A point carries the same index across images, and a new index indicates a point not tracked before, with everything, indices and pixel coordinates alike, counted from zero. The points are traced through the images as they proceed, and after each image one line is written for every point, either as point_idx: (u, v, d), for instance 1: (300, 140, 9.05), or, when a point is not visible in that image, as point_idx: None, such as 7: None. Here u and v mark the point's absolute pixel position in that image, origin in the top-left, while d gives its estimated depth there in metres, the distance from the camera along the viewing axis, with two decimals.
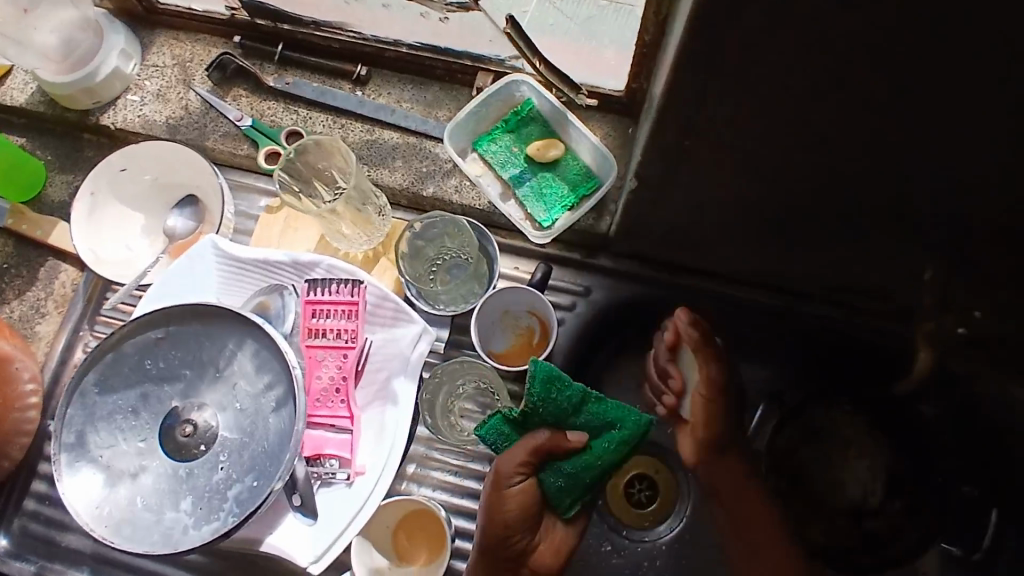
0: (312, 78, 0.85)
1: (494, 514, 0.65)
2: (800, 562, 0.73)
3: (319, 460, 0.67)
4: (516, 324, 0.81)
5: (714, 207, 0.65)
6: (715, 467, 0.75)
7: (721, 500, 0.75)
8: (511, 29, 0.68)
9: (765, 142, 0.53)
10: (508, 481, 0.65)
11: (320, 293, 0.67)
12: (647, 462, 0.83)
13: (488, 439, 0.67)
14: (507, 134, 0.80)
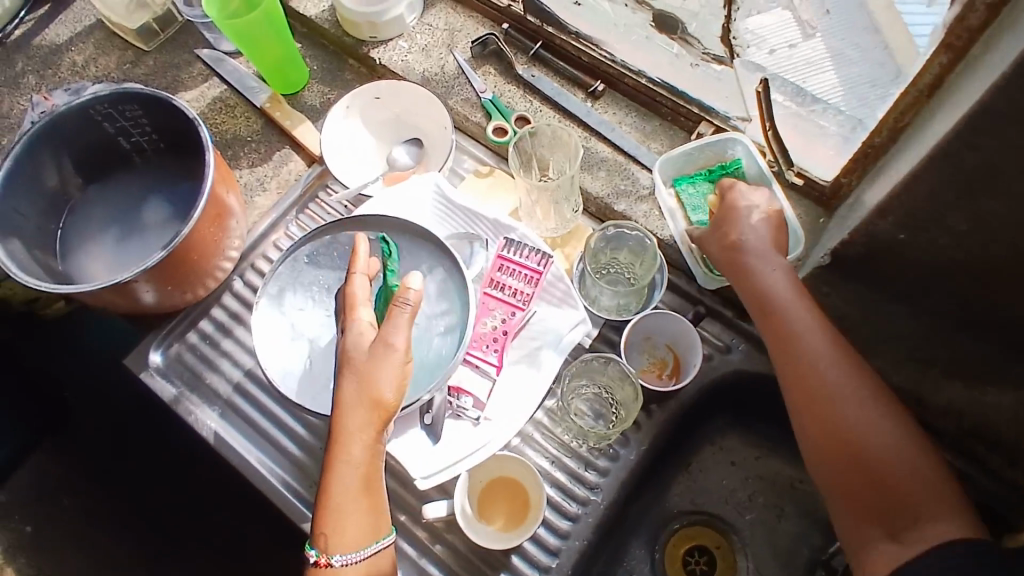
0: (554, 78, 0.94)
1: (366, 383, 0.58)
2: (900, 431, 0.65)
3: (457, 393, 0.74)
4: (651, 352, 0.86)
5: (893, 308, 0.68)
6: (796, 336, 0.68)
7: (799, 397, 0.68)
8: (764, 90, 0.78)
9: (976, 256, 0.56)
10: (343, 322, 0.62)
11: (512, 253, 0.75)
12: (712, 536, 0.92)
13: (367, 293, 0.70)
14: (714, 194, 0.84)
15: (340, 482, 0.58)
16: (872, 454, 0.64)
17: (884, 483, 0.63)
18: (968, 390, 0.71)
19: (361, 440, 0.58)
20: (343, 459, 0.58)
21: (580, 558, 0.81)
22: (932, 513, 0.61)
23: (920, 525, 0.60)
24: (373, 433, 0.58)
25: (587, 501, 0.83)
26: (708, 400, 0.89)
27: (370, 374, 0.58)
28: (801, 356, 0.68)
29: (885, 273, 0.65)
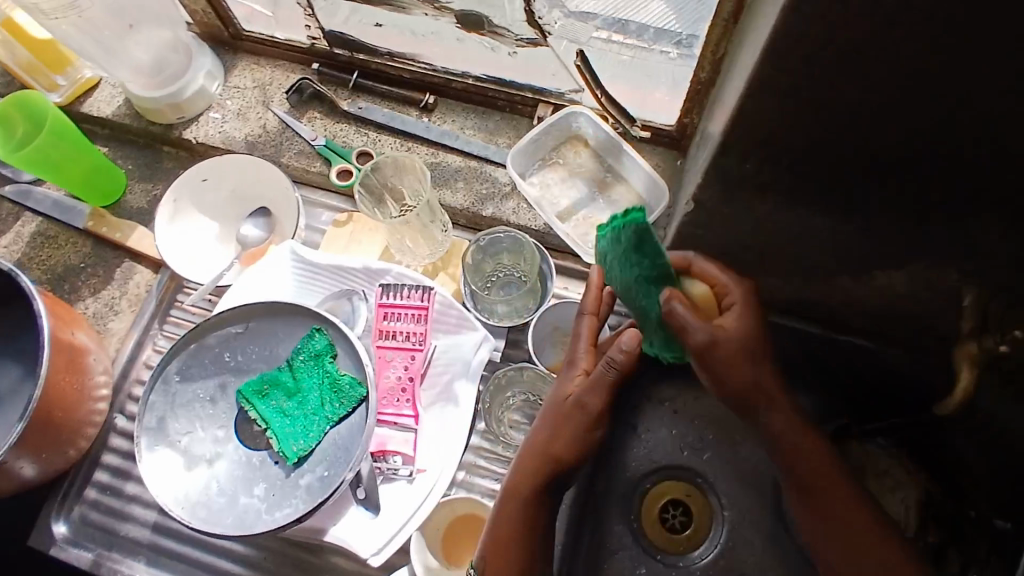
0: (382, 104, 0.90)
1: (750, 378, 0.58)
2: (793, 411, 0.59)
3: (383, 456, 0.70)
4: (566, 341, 0.85)
5: (766, 233, 0.69)
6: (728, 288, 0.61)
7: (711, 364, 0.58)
8: (582, 63, 0.77)
9: (819, 168, 0.56)
10: (567, 377, 0.65)
11: (392, 298, 0.71)
12: (678, 486, 0.83)
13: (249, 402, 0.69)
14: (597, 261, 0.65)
15: (513, 514, 0.61)
16: (752, 384, 0.58)
17: (782, 445, 0.59)
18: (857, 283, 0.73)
19: (521, 469, 0.62)
20: (518, 477, 0.62)
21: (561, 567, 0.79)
22: (835, 491, 0.58)
23: (822, 497, 0.58)
24: (537, 477, 0.62)
25: None
26: (634, 368, 0.89)
27: (560, 425, 0.62)
28: (751, 370, 0.58)
29: (746, 204, 0.65)
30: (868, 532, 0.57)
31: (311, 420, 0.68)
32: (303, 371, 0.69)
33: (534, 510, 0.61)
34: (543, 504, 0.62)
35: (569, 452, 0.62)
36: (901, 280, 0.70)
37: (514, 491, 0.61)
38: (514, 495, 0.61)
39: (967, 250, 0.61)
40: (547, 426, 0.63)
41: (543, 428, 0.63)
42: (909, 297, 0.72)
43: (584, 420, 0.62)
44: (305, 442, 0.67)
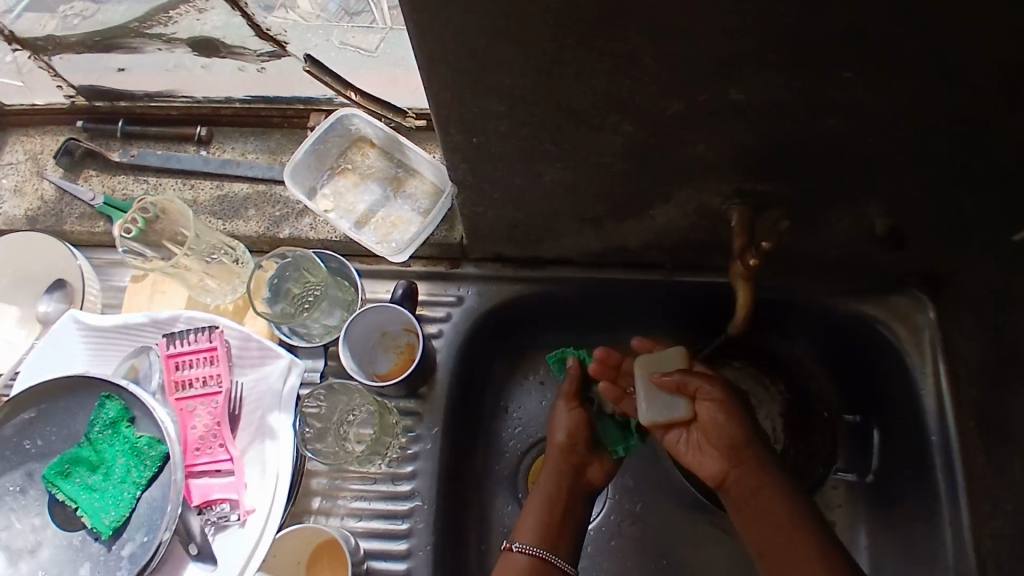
0: (156, 146, 0.87)
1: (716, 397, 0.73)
2: (731, 427, 0.71)
3: (209, 506, 0.69)
4: (395, 346, 0.84)
5: (534, 197, 0.69)
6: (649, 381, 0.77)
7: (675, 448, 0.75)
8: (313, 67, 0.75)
9: (535, 126, 0.57)
10: (559, 406, 0.83)
11: (179, 346, 0.70)
12: None
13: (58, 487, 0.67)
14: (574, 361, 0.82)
15: (542, 502, 0.78)
16: (724, 446, 0.71)
17: (734, 466, 0.71)
18: (642, 223, 0.75)
19: (556, 482, 0.79)
20: (540, 495, 0.78)
21: (434, 565, 0.79)
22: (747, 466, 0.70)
23: (758, 499, 0.68)
24: (563, 471, 0.79)
25: (411, 510, 0.80)
26: (476, 351, 0.89)
27: (554, 425, 0.83)
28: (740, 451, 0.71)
29: (499, 174, 0.65)
30: (789, 528, 0.66)
31: (118, 488, 0.66)
32: (101, 442, 0.68)
33: (570, 497, 0.79)
34: (574, 482, 0.79)
35: (584, 459, 0.81)
36: (674, 213, 0.71)
37: (547, 483, 0.79)
38: (540, 488, 0.79)
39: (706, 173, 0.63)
40: (559, 434, 0.81)
41: (559, 432, 0.82)
42: (690, 226, 0.74)
43: (591, 436, 0.82)
44: (116, 512, 0.65)
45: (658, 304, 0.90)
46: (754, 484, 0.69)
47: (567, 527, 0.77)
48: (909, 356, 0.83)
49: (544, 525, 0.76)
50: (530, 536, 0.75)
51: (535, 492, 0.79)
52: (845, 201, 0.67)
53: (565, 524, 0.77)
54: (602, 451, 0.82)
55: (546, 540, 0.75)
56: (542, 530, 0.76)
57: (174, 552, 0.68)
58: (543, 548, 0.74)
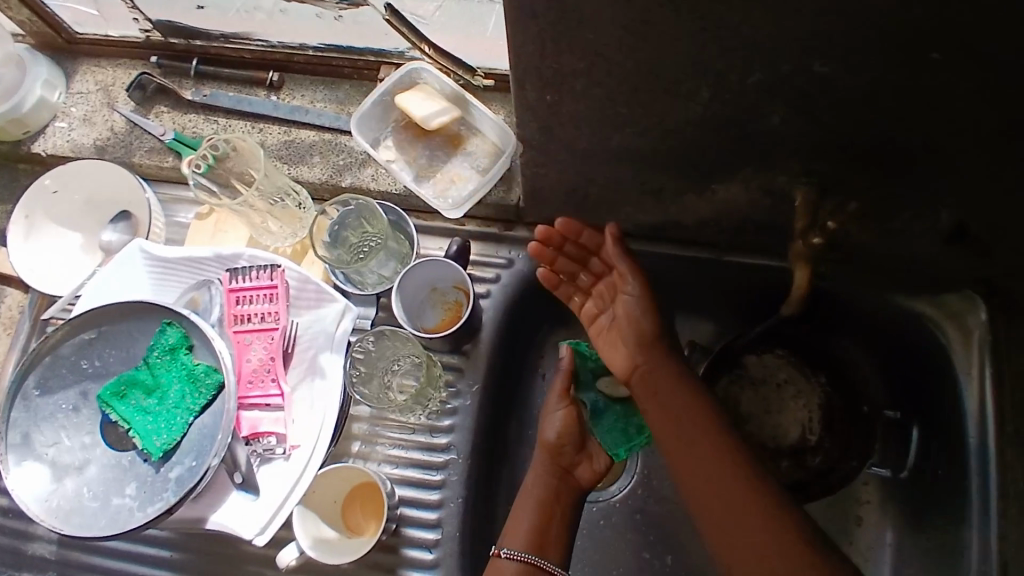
0: (228, 88, 0.89)
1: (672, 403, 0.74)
2: (709, 431, 0.72)
3: (258, 438, 0.71)
4: (443, 300, 0.85)
5: (598, 162, 0.70)
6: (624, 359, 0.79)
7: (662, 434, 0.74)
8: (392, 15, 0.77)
9: (610, 87, 0.57)
10: (551, 406, 0.81)
11: (241, 281, 0.72)
12: None
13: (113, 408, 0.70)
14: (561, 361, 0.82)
15: (531, 510, 0.75)
16: (702, 458, 0.70)
17: (728, 473, 0.69)
18: (701, 199, 0.74)
19: (540, 480, 0.77)
20: (527, 492, 0.77)
21: (463, 517, 0.81)
22: (746, 517, 0.66)
23: (748, 520, 0.66)
24: (546, 470, 0.77)
25: (446, 463, 0.83)
26: (520, 314, 0.91)
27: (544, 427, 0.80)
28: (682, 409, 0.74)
29: (567, 135, 0.66)
30: (745, 498, 0.67)
31: (173, 413, 0.69)
32: (159, 367, 0.70)
33: (560, 495, 0.77)
34: (562, 480, 0.77)
35: (570, 463, 0.78)
36: (736, 190, 0.71)
37: (537, 486, 0.77)
38: (527, 489, 0.77)
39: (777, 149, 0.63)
40: (559, 415, 0.79)
41: (548, 429, 0.79)
42: (750, 205, 0.73)
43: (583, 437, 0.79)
44: (168, 435, 0.68)
45: (706, 282, 0.90)
46: (753, 531, 0.65)
47: (558, 533, 0.75)
48: (955, 356, 0.83)
49: (536, 530, 0.74)
50: (517, 543, 0.73)
51: (524, 493, 0.77)
52: (913, 190, 0.67)
53: (553, 524, 0.75)
54: (595, 454, 0.80)
55: (537, 546, 0.73)
56: (536, 535, 0.74)
57: (221, 478, 0.71)
58: (532, 554, 0.72)
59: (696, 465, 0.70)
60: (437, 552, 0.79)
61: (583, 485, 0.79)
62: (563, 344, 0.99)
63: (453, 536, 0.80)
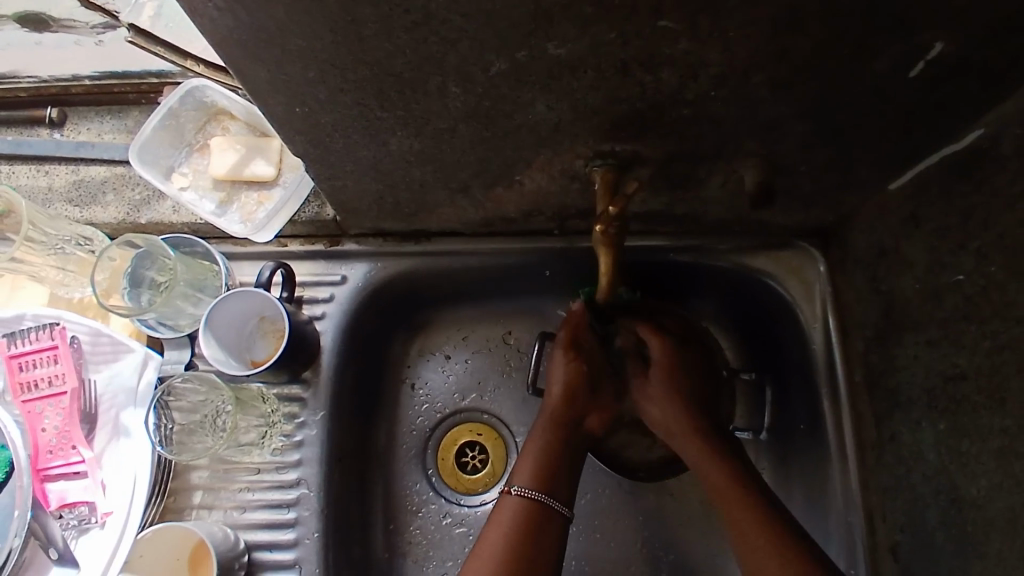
0: (8, 131, 0.81)
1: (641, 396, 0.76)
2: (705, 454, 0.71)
3: (68, 509, 0.66)
4: (270, 329, 0.79)
5: (389, 167, 0.66)
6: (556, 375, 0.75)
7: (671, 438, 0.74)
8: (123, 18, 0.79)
9: (355, 91, 0.53)
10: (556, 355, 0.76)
11: (20, 347, 0.67)
12: (473, 426, 0.95)
13: None
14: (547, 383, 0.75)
15: (552, 449, 0.72)
16: (707, 475, 0.70)
17: (713, 483, 0.70)
18: (512, 191, 0.71)
19: (541, 428, 0.73)
20: (544, 434, 0.73)
21: (324, 551, 0.77)
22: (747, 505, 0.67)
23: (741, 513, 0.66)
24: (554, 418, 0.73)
25: (298, 499, 0.78)
26: (366, 329, 0.86)
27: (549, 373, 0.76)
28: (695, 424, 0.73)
29: (340, 145, 0.61)
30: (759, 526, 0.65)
31: None
32: None
33: (559, 448, 0.72)
34: (567, 431, 0.73)
35: (588, 403, 0.75)
36: (541, 178, 0.68)
37: (541, 434, 0.72)
38: (538, 444, 0.72)
39: (557, 134, 0.60)
40: (562, 381, 0.74)
41: (558, 382, 0.75)
42: (561, 191, 0.71)
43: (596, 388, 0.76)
44: None
45: (550, 268, 0.87)
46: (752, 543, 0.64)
47: (563, 472, 0.71)
48: (800, 310, 0.81)
49: (539, 466, 0.70)
50: (527, 479, 0.69)
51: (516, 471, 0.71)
52: (712, 158, 0.64)
53: (558, 475, 0.71)
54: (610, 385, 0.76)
55: (542, 482, 0.69)
56: (541, 474, 0.70)
57: (35, 557, 0.65)
58: (542, 494, 0.69)
59: (704, 460, 0.71)
60: None
61: (594, 428, 0.76)
62: (424, 350, 0.96)
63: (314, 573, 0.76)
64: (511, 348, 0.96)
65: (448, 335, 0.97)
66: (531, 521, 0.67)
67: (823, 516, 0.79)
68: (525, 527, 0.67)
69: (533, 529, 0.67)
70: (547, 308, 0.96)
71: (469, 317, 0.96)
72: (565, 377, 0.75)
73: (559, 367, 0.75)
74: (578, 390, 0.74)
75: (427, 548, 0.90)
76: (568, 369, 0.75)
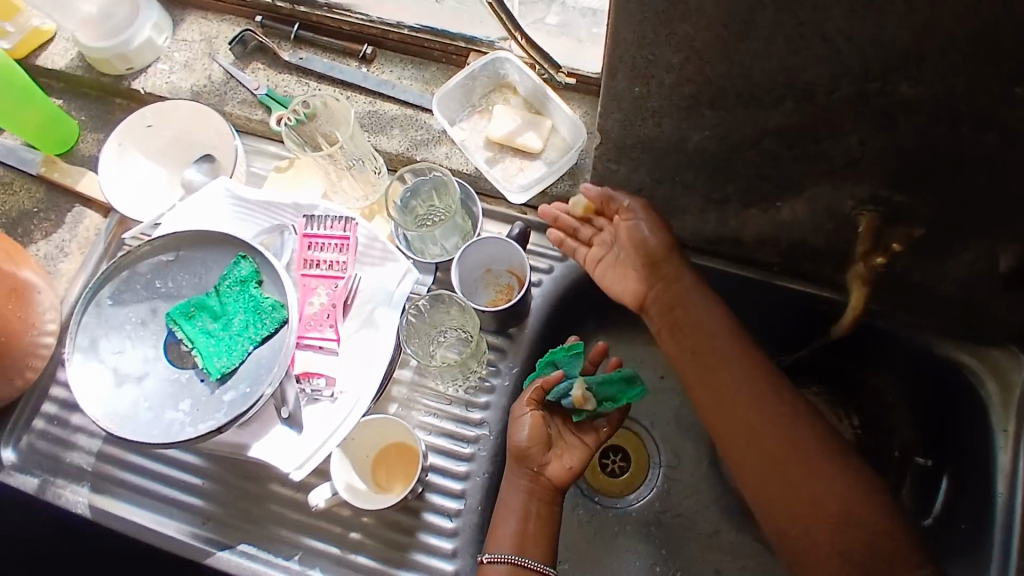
0: (324, 55, 0.94)
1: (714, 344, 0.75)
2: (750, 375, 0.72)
3: (308, 378, 0.74)
4: (496, 283, 0.87)
5: (670, 163, 0.73)
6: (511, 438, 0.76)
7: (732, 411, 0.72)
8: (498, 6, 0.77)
9: (698, 85, 0.60)
10: (519, 408, 0.77)
11: (315, 228, 0.77)
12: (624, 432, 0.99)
13: (182, 328, 0.72)
14: (510, 429, 0.76)
15: (505, 515, 0.74)
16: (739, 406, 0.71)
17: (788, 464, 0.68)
18: (765, 215, 0.76)
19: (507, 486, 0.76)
20: (503, 502, 0.75)
21: (486, 492, 0.82)
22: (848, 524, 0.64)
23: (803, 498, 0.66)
24: (522, 481, 0.75)
25: (477, 438, 0.84)
26: (568, 309, 0.93)
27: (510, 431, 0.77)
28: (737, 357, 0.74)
29: (643, 131, 0.69)
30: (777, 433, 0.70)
31: (235, 340, 0.71)
32: (228, 296, 0.73)
33: (544, 512, 0.75)
34: (529, 492, 0.75)
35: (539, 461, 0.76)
36: (801, 210, 0.73)
37: (513, 497, 0.75)
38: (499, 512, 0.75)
39: (845, 170, 0.65)
40: (521, 438, 0.76)
41: (519, 434, 0.76)
42: (814, 228, 0.75)
43: (538, 449, 0.75)
44: (228, 359, 0.70)
45: (750, 301, 0.92)
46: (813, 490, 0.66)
47: (548, 535, 0.74)
48: (992, 413, 0.82)
49: (522, 531, 0.73)
50: (501, 545, 0.73)
51: (500, 519, 0.74)
52: (977, 233, 0.68)
53: (535, 528, 0.74)
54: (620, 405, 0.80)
55: (519, 545, 0.73)
56: (518, 535, 0.73)
57: (268, 411, 0.73)
58: (515, 557, 0.72)
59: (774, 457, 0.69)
60: (457, 522, 0.80)
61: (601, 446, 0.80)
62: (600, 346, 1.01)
63: (474, 508, 0.81)
64: None
65: (624, 338, 1.01)
66: None
67: None
68: None
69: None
70: None
71: None
72: (528, 432, 0.75)
73: (521, 422, 0.76)
74: (538, 444, 0.75)
75: None
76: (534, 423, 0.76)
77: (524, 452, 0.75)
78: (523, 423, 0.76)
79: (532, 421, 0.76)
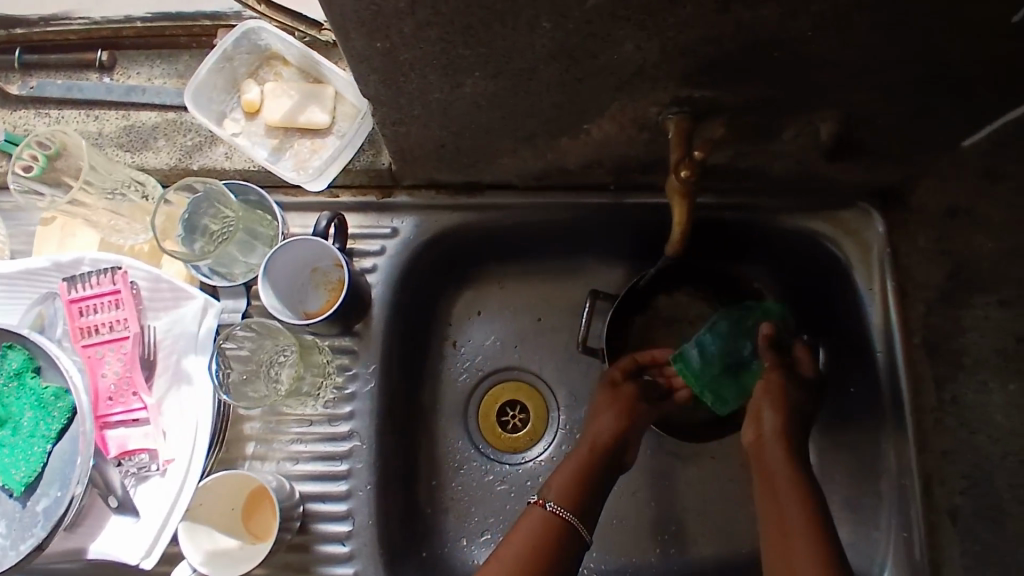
0: (56, 75, 0.79)
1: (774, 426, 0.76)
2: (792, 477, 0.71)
3: (129, 456, 0.65)
4: (325, 280, 0.78)
5: (459, 113, 0.64)
6: (594, 420, 0.80)
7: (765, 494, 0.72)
8: None
9: (442, 28, 0.51)
10: (601, 390, 0.83)
11: (80, 290, 0.66)
12: (514, 387, 0.95)
13: None
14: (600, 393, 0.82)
15: (568, 464, 0.75)
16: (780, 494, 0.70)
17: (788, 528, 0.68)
18: (579, 140, 0.69)
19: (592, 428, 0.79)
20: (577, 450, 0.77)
21: (376, 504, 0.77)
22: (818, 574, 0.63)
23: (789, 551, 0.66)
24: (608, 423, 0.79)
25: (348, 452, 0.77)
26: (416, 284, 0.85)
27: (595, 412, 0.81)
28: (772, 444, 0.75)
29: (411, 87, 0.60)
30: (798, 523, 0.68)
31: (27, 444, 0.61)
32: (6, 396, 0.63)
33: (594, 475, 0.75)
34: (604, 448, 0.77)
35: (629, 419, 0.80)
36: (611, 128, 0.66)
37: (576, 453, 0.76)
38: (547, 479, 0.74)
39: (637, 78, 0.58)
40: (606, 418, 0.79)
41: (605, 419, 0.79)
42: (632, 142, 0.69)
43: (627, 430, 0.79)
44: (27, 468, 0.61)
45: (602, 224, 0.86)
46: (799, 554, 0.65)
47: (590, 495, 0.74)
48: (855, 273, 0.79)
49: (571, 489, 0.73)
50: (559, 496, 0.72)
51: (547, 486, 0.74)
52: (791, 110, 0.63)
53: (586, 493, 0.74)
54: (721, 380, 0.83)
55: (570, 503, 0.72)
56: (571, 492, 0.73)
57: (95, 503, 0.65)
58: (567, 513, 0.71)
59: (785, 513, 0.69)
60: (351, 545, 0.75)
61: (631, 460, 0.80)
62: (468, 308, 0.95)
63: (365, 525, 0.76)
64: (556, 309, 0.95)
65: (489, 290, 0.95)
66: (551, 539, 0.70)
67: (873, 479, 0.79)
68: (541, 551, 0.69)
69: (556, 541, 0.70)
70: (597, 267, 0.94)
71: (515, 276, 0.95)
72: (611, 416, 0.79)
73: (602, 410, 0.80)
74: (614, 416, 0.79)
75: (469, 504, 0.90)
76: (610, 408, 0.80)
77: (605, 432, 0.78)
78: (600, 416, 0.80)
79: (610, 407, 0.80)
